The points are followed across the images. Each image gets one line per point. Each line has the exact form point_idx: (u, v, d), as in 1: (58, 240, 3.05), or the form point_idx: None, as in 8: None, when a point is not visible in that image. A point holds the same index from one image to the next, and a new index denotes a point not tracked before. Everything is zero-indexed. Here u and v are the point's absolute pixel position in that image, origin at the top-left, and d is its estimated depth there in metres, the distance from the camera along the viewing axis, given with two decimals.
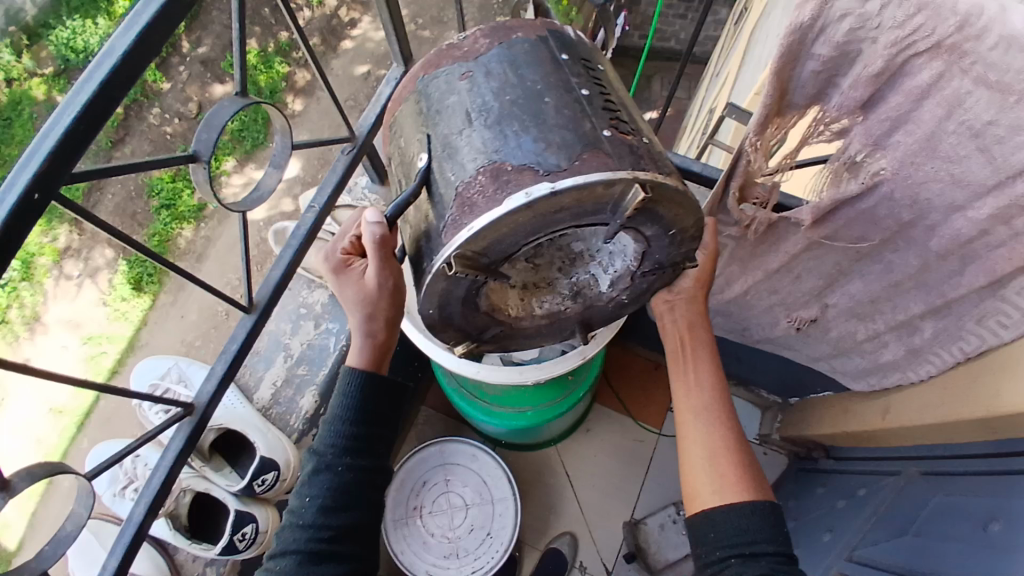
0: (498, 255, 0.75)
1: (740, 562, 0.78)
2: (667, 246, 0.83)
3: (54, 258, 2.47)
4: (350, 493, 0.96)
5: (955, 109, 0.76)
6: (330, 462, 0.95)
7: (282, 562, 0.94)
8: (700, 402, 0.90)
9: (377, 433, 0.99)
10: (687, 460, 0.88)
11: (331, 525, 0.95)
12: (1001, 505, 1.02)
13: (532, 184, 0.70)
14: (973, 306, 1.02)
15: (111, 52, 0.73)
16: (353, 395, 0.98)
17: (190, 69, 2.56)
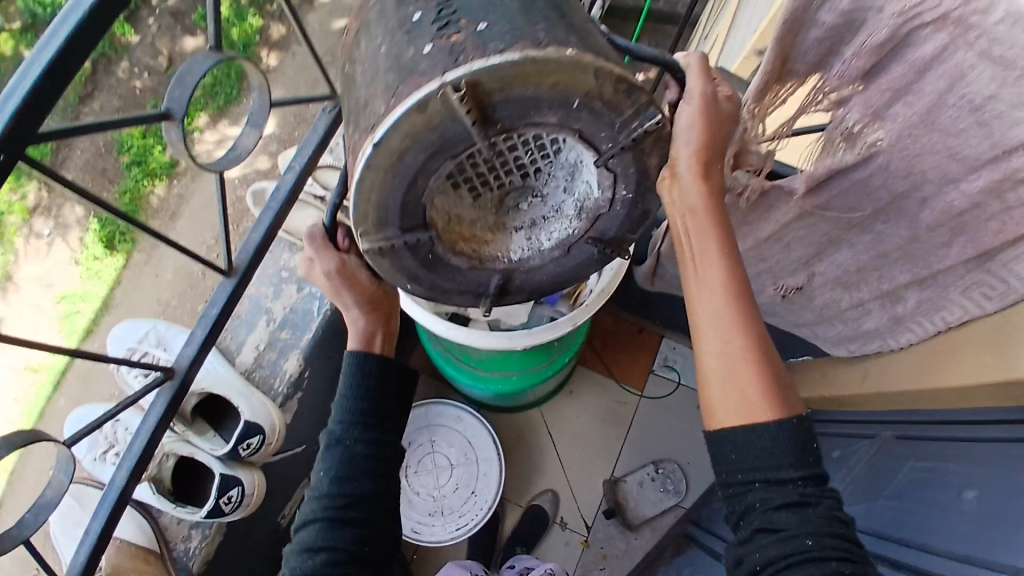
0: (409, 203, 0.73)
1: (764, 486, 0.79)
2: (611, 132, 0.72)
3: (23, 216, 2.37)
4: (360, 462, 0.95)
5: (956, 82, 0.74)
6: (345, 438, 0.96)
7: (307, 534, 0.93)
8: (711, 309, 0.81)
9: (386, 405, 1.00)
10: (703, 376, 0.82)
11: (346, 488, 0.93)
12: (975, 471, 1.06)
13: (408, 93, 0.66)
14: (959, 278, 1.03)
15: (77, 3, 0.68)
16: (355, 371, 0.99)
17: (160, 22, 2.42)
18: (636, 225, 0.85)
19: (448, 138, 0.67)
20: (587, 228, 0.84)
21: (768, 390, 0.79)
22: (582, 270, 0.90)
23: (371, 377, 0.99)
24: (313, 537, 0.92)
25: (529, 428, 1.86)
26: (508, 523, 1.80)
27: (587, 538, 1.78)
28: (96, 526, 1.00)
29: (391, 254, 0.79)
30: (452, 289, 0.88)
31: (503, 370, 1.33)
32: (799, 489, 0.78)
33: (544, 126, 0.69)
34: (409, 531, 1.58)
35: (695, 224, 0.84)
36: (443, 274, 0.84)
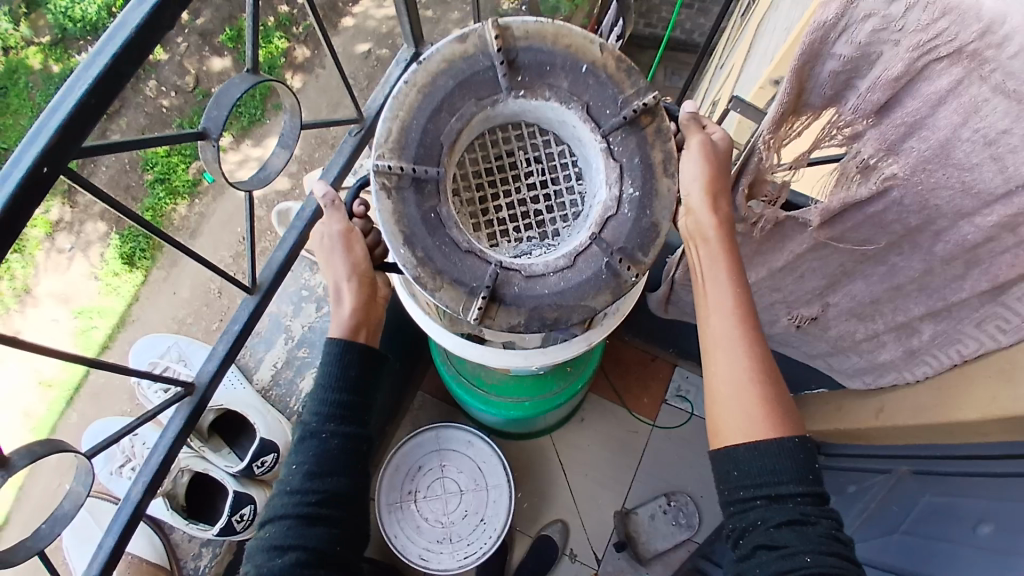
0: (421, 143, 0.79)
1: (765, 505, 0.79)
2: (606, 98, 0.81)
3: (46, 230, 2.42)
4: (333, 461, 0.94)
5: (971, 116, 0.76)
6: (315, 429, 0.95)
7: (271, 528, 0.94)
8: (722, 331, 0.83)
9: (362, 396, 0.97)
10: (711, 395, 0.84)
11: (318, 487, 0.93)
12: (992, 507, 1.04)
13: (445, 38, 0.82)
14: (973, 311, 1.04)
15: (124, 24, 0.71)
16: (334, 363, 0.95)
17: (188, 41, 2.51)
18: (648, 240, 0.82)
19: (473, 73, 0.80)
20: (597, 229, 0.81)
21: (776, 410, 0.81)
22: (587, 295, 0.81)
23: (350, 366, 0.95)
24: (277, 536, 0.92)
25: (538, 456, 1.85)
26: (517, 553, 1.78)
27: (597, 570, 1.75)
28: (109, 541, 1.00)
29: (395, 193, 0.79)
30: (446, 281, 0.80)
31: (516, 395, 1.34)
32: (799, 507, 0.78)
33: (553, 93, 0.81)
34: (415, 558, 1.56)
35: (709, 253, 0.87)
36: (440, 245, 0.80)
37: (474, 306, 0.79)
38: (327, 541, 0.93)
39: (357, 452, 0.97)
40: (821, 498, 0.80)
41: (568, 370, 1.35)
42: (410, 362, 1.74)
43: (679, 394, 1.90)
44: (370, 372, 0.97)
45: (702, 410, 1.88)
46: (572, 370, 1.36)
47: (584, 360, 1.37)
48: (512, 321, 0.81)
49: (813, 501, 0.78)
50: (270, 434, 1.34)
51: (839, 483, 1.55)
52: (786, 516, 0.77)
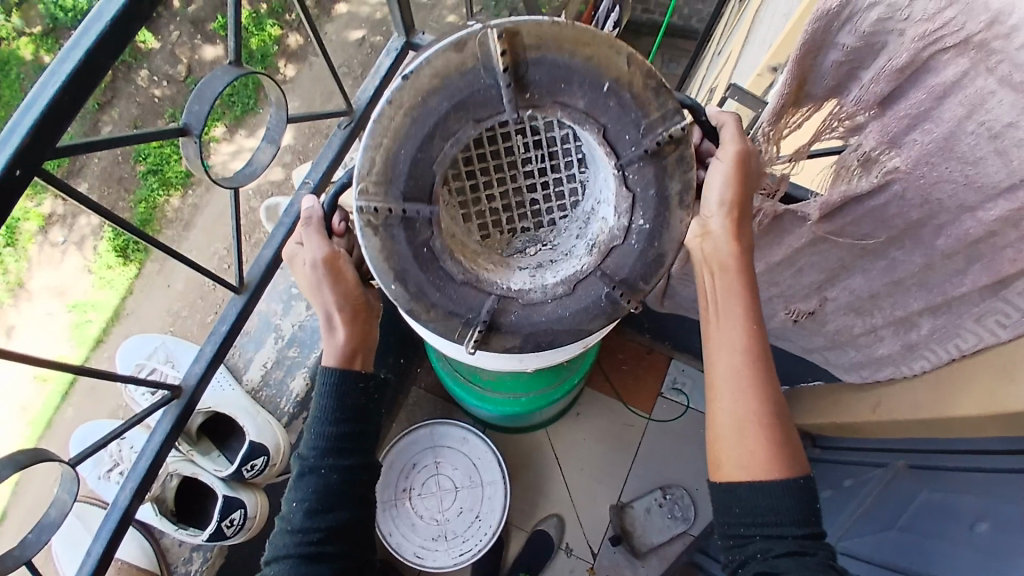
0: (405, 176, 0.71)
1: (765, 539, 0.78)
2: (625, 116, 0.71)
3: (40, 223, 2.38)
4: (335, 496, 0.93)
5: (976, 109, 0.74)
6: (313, 465, 0.93)
7: (275, 566, 0.92)
8: (728, 368, 0.82)
9: (362, 426, 0.96)
10: (714, 430, 0.82)
11: (323, 524, 0.92)
12: (990, 505, 1.04)
13: (445, 40, 0.70)
14: (974, 306, 1.02)
15: (99, 16, 0.68)
16: (329, 395, 0.93)
17: (180, 30, 2.46)
18: (652, 272, 0.76)
19: (474, 90, 0.69)
20: (597, 258, 0.76)
21: (776, 450, 0.80)
22: (587, 322, 0.78)
23: (347, 398, 0.94)
24: (282, 573, 0.91)
25: (534, 450, 1.84)
26: (513, 548, 1.77)
27: (593, 565, 1.75)
28: (96, 548, 0.98)
29: (383, 230, 0.73)
30: (440, 311, 0.76)
31: (511, 392, 1.32)
32: (798, 541, 0.77)
33: (571, 110, 0.71)
34: (410, 556, 1.55)
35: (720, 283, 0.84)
36: (434, 279, 0.75)
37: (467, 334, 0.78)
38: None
39: (360, 487, 0.95)
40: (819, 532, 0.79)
41: (562, 370, 1.32)
42: (403, 359, 1.72)
43: (675, 387, 1.89)
44: (368, 402, 0.95)
45: (699, 403, 1.87)
46: (567, 367, 1.33)
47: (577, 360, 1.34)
48: (507, 346, 0.79)
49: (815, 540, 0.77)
50: (261, 437, 1.32)
51: (834, 476, 1.54)
52: (785, 549, 0.76)
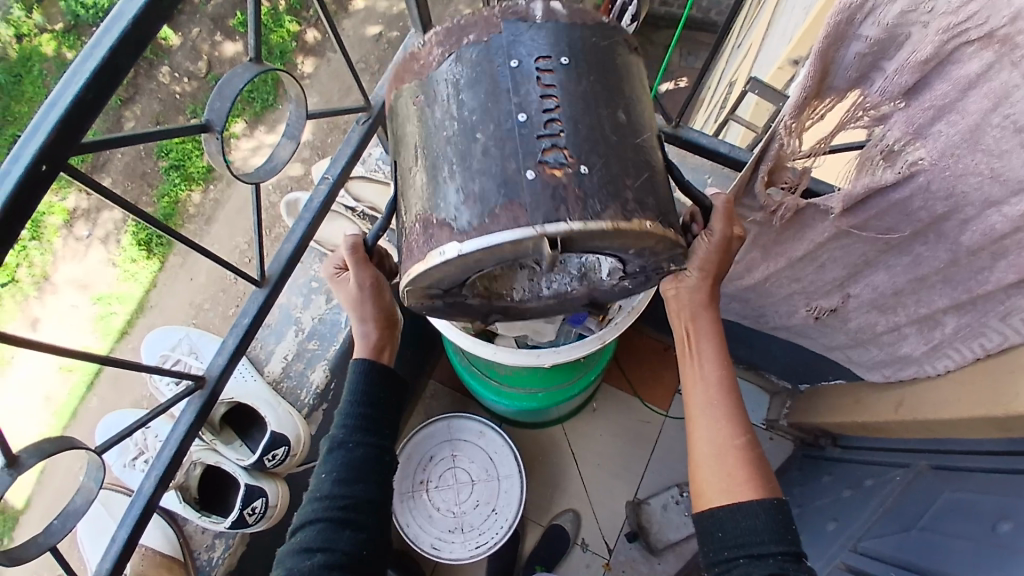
0: (448, 287, 0.75)
1: (748, 561, 0.79)
2: (646, 259, 0.76)
3: (64, 218, 2.43)
4: (360, 469, 0.94)
5: (1001, 102, 0.72)
6: (342, 438, 0.95)
7: (303, 534, 0.91)
8: (703, 396, 0.90)
9: (388, 412, 0.99)
10: (695, 459, 0.88)
11: (347, 495, 0.92)
12: (1014, 506, 1.02)
13: (496, 206, 0.67)
14: (998, 304, 1.00)
15: (121, 15, 0.70)
16: (360, 378, 0.99)
17: (201, 26, 2.49)
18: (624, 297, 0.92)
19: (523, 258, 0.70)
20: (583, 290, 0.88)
21: (752, 474, 0.84)
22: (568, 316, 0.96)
23: (374, 382, 0.99)
24: (308, 539, 0.90)
25: (550, 445, 1.85)
26: (529, 540, 1.78)
27: (609, 560, 1.75)
28: (122, 533, 1.00)
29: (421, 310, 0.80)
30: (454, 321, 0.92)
31: (528, 389, 1.33)
32: (779, 563, 0.78)
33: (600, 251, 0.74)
34: (427, 547, 1.57)
35: (692, 320, 0.93)
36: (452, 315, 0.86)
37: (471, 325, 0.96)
38: (355, 548, 0.90)
39: (383, 467, 0.96)
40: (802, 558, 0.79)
41: (580, 365, 1.33)
42: (422, 352, 1.74)
43: None
44: (394, 386, 1.01)
45: None
46: (586, 362, 1.33)
47: (595, 357, 1.34)
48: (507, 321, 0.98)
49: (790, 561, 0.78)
50: (281, 426, 1.34)
51: (852, 475, 1.52)
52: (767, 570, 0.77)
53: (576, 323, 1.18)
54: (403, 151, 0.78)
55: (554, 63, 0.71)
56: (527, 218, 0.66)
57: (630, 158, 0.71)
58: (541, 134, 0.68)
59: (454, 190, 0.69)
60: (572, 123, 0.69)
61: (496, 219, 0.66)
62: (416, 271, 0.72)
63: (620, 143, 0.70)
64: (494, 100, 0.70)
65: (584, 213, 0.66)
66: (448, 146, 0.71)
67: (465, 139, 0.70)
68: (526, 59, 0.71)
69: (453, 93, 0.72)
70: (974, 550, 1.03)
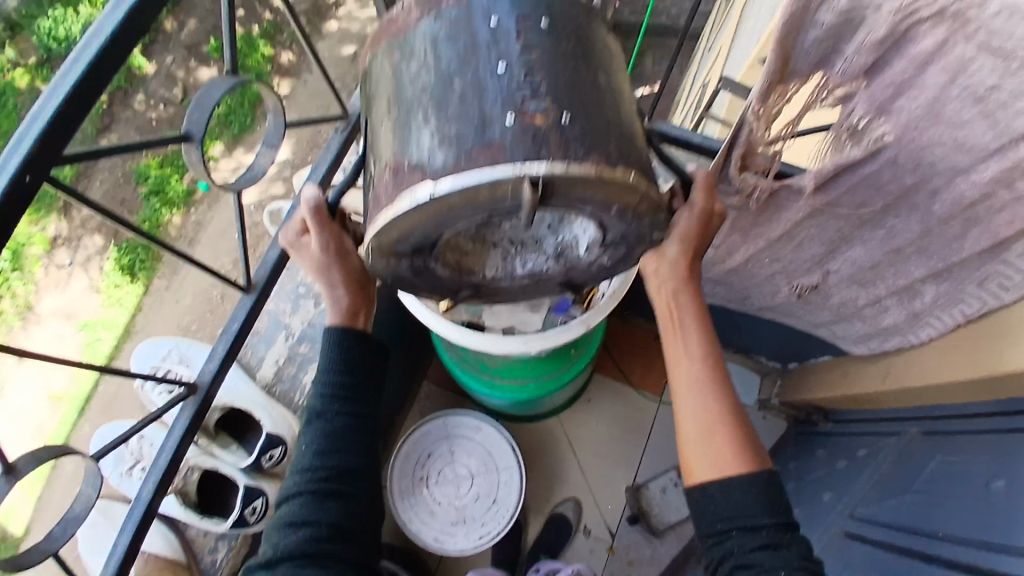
0: (417, 244, 0.74)
1: (741, 533, 0.87)
2: (625, 226, 0.75)
3: (45, 247, 2.42)
4: (342, 445, 0.96)
5: (959, 75, 0.75)
6: (321, 409, 0.97)
7: (287, 506, 0.95)
8: (688, 376, 0.94)
9: (368, 380, 1.01)
10: (682, 437, 0.94)
11: (329, 470, 0.95)
12: (1003, 463, 1.05)
13: (474, 148, 0.67)
14: (974, 271, 1.03)
15: (99, 31, 0.71)
16: (335, 349, 0.98)
17: (175, 55, 2.49)
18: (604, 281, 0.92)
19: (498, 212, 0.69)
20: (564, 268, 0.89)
21: (741, 449, 0.90)
22: (541, 294, 0.97)
23: (351, 351, 0.99)
24: (292, 512, 0.94)
25: (548, 438, 1.87)
26: (532, 533, 1.79)
27: (613, 544, 1.77)
28: (124, 541, 1.01)
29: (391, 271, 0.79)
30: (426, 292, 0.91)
31: (517, 379, 1.35)
32: (770, 534, 0.86)
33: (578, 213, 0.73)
34: (431, 541, 1.58)
35: (671, 296, 0.96)
36: (426, 285, 0.85)
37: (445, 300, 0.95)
38: (339, 517, 0.94)
39: (366, 437, 0.99)
40: (789, 523, 0.88)
41: (570, 352, 1.35)
42: (414, 351, 1.74)
43: None
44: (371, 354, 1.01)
45: None
46: (577, 349, 1.36)
47: (585, 344, 1.37)
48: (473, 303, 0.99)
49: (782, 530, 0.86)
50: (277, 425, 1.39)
51: (844, 447, 1.55)
52: (759, 542, 0.85)
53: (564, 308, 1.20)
54: (377, 109, 0.79)
55: (533, 23, 0.73)
56: (506, 157, 0.66)
57: (609, 110, 0.73)
58: (519, 83, 0.69)
59: (430, 133, 0.70)
60: (549, 76, 0.70)
61: (472, 161, 0.67)
62: (385, 219, 0.71)
63: (595, 97, 0.72)
64: (471, 54, 0.71)
65: (566, 155, 0.67)
66: (425, 93, 0.72)
67: (442, 86, 0.71)
68: (505, 18, 0.72)
69: (431, 48, 0.74)
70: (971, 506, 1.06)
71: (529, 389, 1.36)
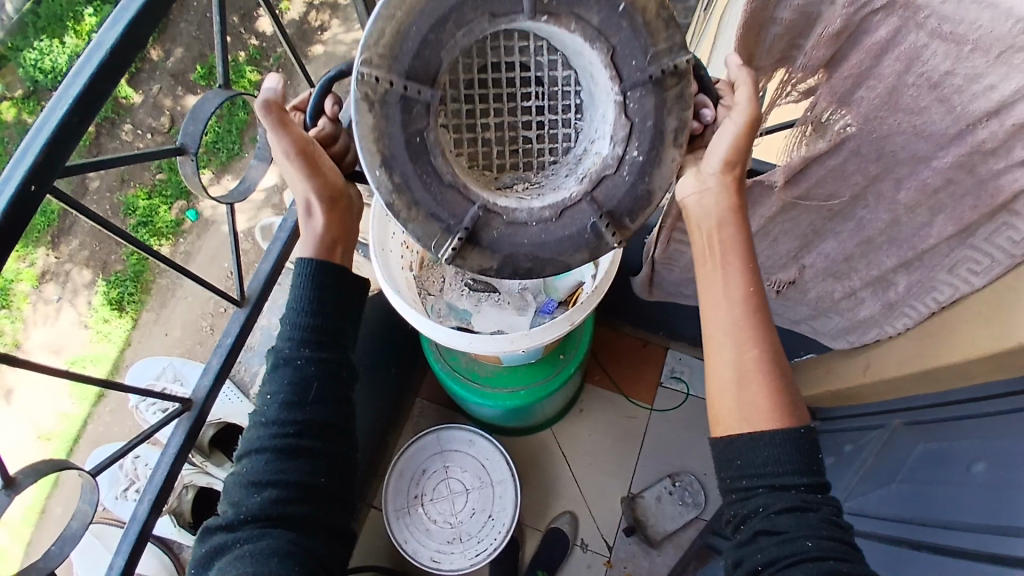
0: (416, 62, 0.73)
1: (768, 492, 0.80)
2: (632, 41, 0.75)
3: (33, 283, 2.42)
4: (312, 396, 0.87)
5: (913, 62, 0.79)
6: (288, 355, 0.88)
7: (248, 462, 0.86)
8: (727, 318, 0.86)
9: (340, 323, 0.92)
10: (714, 383, 0.86)
11: (299, 425, 0.86)
12: (982, 446, 1.07)
13: None
14: (944, 258, 1.07)
15: (100, 44, 0.73)
16: (308, 284, 0.90)
17: (162, 83, 2.52)
18: (639, 209, 0.80)
19: None
20: (589, 186, 0.79)
21: (774, 396, 0.83)
22: (565, 251, 0.81)
23: (321, 291, 0.90)
24: (255, 469, 0.85)
25: (541, 449, 1.87)
26: (529, 549, 1.78)
27: (610, 558, 1.76)
28: (119, 561, 1.00)
29: (380, 106, 0.74)
30: (422, 213, 0.78)
31: (508, 387, 1.37)
32: (800, 495, 0.79)
33: (585, 26, 0.74)
34: (426, 560, 1.57)
35: (716, 228, 0.91)
36: (422, 172, 0.76)
37: (450, 241, 0.78)
38: (310, 474, 0.85)
39: (341, 388, 0.90)
40: (819, 484, 0.81)
41: (556, 357, 1.38)
42: (405, 368, 1.76)
43: (673, 375, 1.92)
44: (345, 293, 0.92)
45: (699, 389, 1.90)
46: (564, 356, 1.39)
47: (572, 349, 1.39)
48: (484, 264, 0.81)
49: (813, 490, 0.79)
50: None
51: (832, 446, 1.57)
52: (788, 501, 0.78)
53: (547, 312, 1.25)
54: None
55: None
56: None
57: None
58: None
59: None
60: None
61: None
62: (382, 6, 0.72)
63: None
64: None
65: None
66: None
67: None
68: None
69: None
70: (958, 490, 1.08)
71: (521, 394, 1.37)
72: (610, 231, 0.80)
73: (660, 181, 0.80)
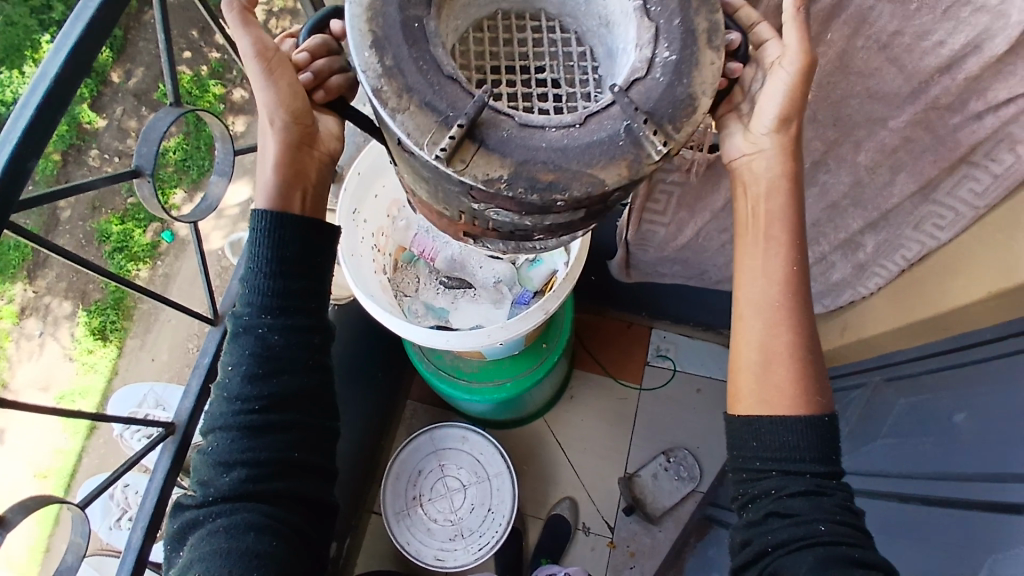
0: None
1: (780, 475, 0.81)
2: None
3: (12, 320, 2.37)
4: (278, 367, 0.85)
5: (861, 25, 0.81)
6: (248, 323, 0.85)
7: (215, 437, 0.85)
8: (763, 293, 0.86)
9: (304, 287, 0.87)
10: (738, 362, 0.87)
11: (267, 397, 0.84)
12: (960, 395, 1.09)
13: None
14: (909, 215, 1.09)
15: (45, 73, 0.72)
16: (268, 243, 0.85)
17: (125, 105, 2.48)
18: (680, 108, 0.64)
19: None
20: (622, 90, 0.64)
21: (797, 383, 0.84)
22: (593, 158, 0.63)
23: (283, 254, 0.85)
24: (221, 445, 0.84)
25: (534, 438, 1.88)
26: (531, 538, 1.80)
27: (612, 538, 1.78)
28: None
29: None
30: (415, 102, 0.64)
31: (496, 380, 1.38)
32: (815, 480, 0.81)
33: None
34: (430, 560, 1.58)
35: (762, 198, 0.88)
36: (417, 56, 0.64)
37: (452, 134, 0.62)
38: (281, 449, 0.84)
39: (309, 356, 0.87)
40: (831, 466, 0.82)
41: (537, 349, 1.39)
42: (392, 371, 1.75)
43: (660, 354, 1.93)
44: (309, 250, 0.87)
45: (686, 365, 1.92)
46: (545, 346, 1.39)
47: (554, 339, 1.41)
48: (490, 171, 0.63)
49: (828, 478, 0.81)
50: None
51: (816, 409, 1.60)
52: (804, 486, 0.80)
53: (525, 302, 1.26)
54: None
55: None
56: None
57: None
58: None
59: None
60: None
61: None
62: None
63: None
64: None
65: None
66: None
67: None
68: None
69: None
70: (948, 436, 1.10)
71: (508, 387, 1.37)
72: (649, 133, 0.63)
73: (698, 78, 0.66)
